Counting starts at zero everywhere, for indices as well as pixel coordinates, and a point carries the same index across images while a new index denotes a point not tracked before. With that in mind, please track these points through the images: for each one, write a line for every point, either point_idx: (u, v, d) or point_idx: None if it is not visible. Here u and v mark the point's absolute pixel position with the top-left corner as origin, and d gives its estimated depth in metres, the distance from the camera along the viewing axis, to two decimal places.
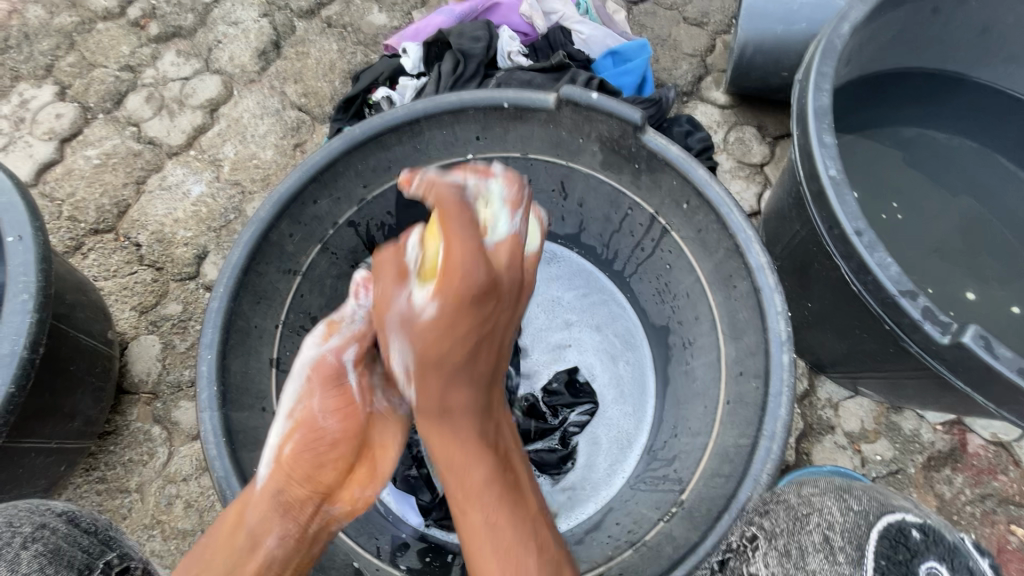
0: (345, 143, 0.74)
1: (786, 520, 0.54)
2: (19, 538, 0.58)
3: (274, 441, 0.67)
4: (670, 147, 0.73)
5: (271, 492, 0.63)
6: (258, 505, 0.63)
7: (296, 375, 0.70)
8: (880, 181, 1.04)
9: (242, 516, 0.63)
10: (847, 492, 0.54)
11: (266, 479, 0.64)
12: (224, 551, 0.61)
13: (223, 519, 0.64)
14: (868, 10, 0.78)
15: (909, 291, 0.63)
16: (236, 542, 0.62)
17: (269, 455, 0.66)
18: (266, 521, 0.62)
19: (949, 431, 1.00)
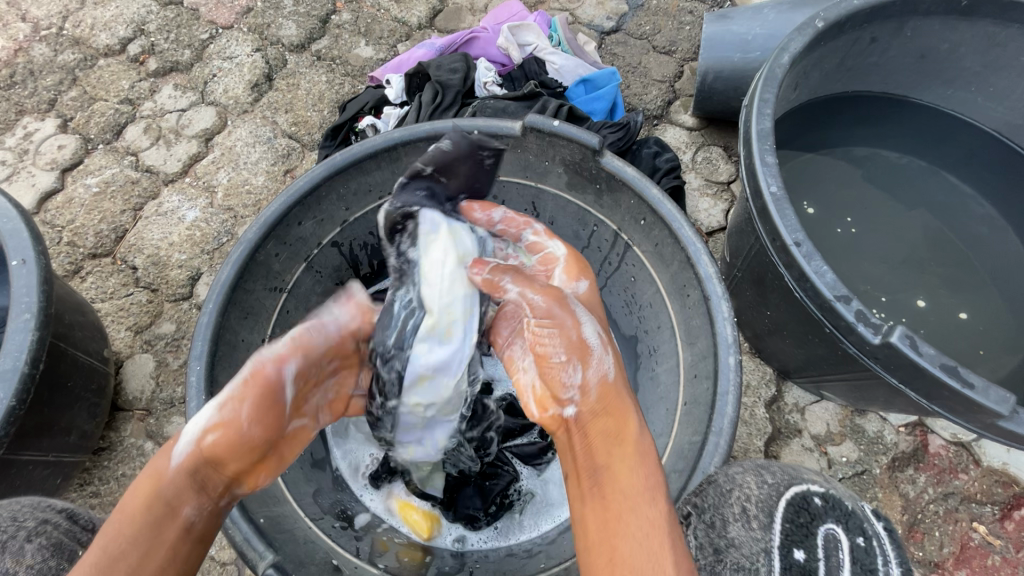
0: (328, 169, 0.81)
1: (714, 495, 0.60)
2: (23, 532, 0.62)
3: (194, 423, 0.57)
4: (626, 170, 0.79)
5: (188, 470, 0.57)
6: (178, 483, 0.56)
7: (239, 368, 0.59)
8: (834, 197, 1.11)
9: (155, 492, 0.56)
10: (765, 468, 0.62)
11: (186, 456, 0.57)
12: (133, 530, 0.54)
13: (137, 487, 0.57)
14: (806, 40, 0.85)
15: (843, 296, 0.68)
16: (145, 520, 0.55)
17: (188, 428, 0.58)
18: (189, 497, 0.57)
19: (911, 433, 1.05)
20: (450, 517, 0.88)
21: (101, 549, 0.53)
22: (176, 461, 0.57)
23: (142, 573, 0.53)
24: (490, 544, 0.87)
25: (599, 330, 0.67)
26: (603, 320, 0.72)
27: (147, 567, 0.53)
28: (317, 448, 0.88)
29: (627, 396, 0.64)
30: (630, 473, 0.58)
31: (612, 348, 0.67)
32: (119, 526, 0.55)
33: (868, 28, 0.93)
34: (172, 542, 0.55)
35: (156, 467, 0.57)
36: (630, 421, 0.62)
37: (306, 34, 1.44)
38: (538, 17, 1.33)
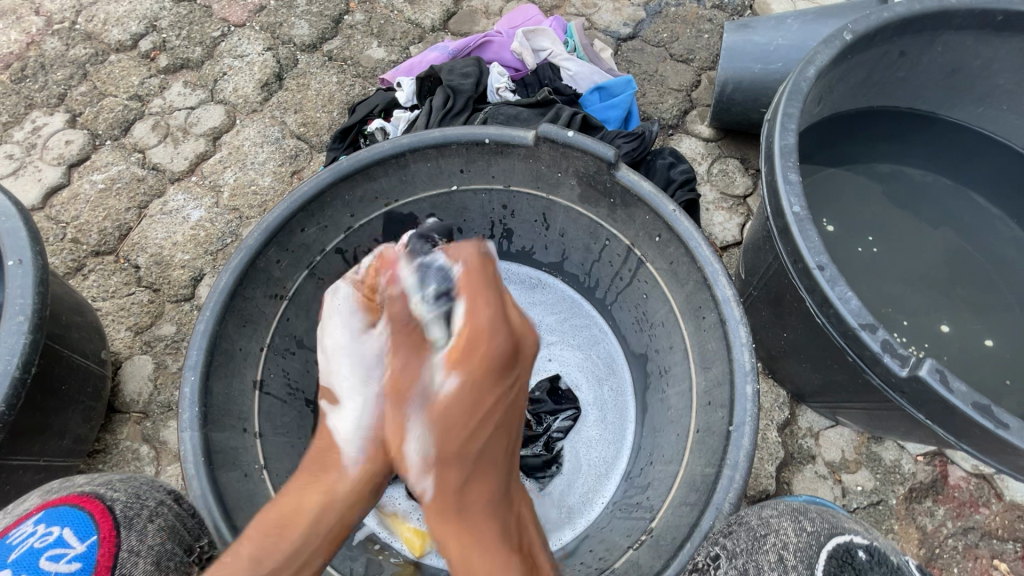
0: (333, 174, 0.78)
1: (748, 540, 0.58)
2: (146, 510, 0.64)
3: (354, 429, 0.67)
4: (642, 184, 0.76)
5: (365, 473, 0.65)
6: (355, 491, 0.64)
7: (376, 346, 0.69)
8: (857, 214, 1.07)
9: (330, 501, 0.63)
10: (803, 515, 0.60)
11: (361, 464, 0.65)
12: (304, 537, 0.61)
13: (300, 493, 0.64)
14: (833, 54, 0.82)
15: (869, 324, 0.65)
16: (324, 526, 0.62)
17: (353, 431, 0.67)
18: (357, 507, 0.64)
19: (930, 463, 1.00)
20: None
21: (259, 556, 0.59)
22: (351, 470, 0.65)
23: (308, 570, 0.61)
24: None
25: (433, 404, 0.64)
26: (465, 391, 0.63)
27: (311, 568, 0.61)
28: None
29: (472, 505, 0.63)
30: None
31: (445, 464, 0.63)
32: (278, 532, 0.61)
33: (898, 41, 0.89)
34: (335, 546, 0.63)
35: (324, 477, 0.65)
36: (479, 539, 0.61)
37: (318, 34, 1.42)
38: (554, 23, 1.30)
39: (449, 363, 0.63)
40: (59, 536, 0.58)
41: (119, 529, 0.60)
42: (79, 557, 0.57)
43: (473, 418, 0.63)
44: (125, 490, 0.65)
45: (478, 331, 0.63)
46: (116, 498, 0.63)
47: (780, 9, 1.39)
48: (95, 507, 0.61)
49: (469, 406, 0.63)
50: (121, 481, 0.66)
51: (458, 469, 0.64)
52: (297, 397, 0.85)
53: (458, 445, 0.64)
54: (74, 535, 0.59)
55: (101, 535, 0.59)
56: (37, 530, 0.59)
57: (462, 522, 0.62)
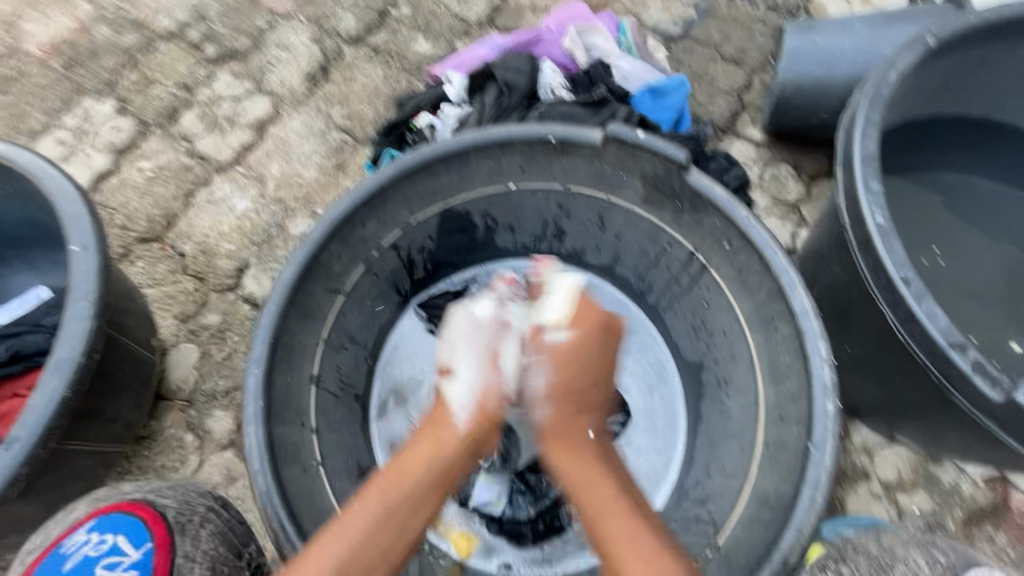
0: (397, 170, 0.77)
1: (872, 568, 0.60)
2: (198, 516, 0.65)
3: (466, 390, 0.68)
4: (714, 188, 0.74)
5: (471, 434, 0.67)
6: (459, 449, 0.66)
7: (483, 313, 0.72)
8: (922, 225, 1.02)
9: (440, 443, 0.65)
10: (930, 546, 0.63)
11: (467, 420, 0.67)
12: (418, 483, 0.62)
13: (416, 446, 0.65)
14: (915, 59, 0.78)
15: (958, 344, 0.63)
16: (430, 480, 0.63)
17: (463, 403, 0.68)
18: (459, 466, 0.66)
19: (991, 487, 0.96)
20: (495, 531, 0.86)
21: (382, 496, 0.61)
22: (461, 429, 0.67)
23: (410, 526, 0.61)
24: (538, 570, 0.83)
25: (539, 389, 0.68)
26: (568, 364, 0.69)
27: (417, 519, 0.62)
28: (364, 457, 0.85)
29: (575, 438, 0.66)
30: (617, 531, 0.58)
31: (559, 410, 0.67)
32: (398, 479, 0.62)
33: (980, 47, 0.86)
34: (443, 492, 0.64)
35: (435, 433, 0.67)
36: (592, 474, 0.63)
37: (364, 27, 1.41)
38: (606, 20, 1.27)
39: (557, 352, 0.69)
40: (113, 545, 0.58)
41: (173, 535, 0.60)
42: (134, 565, 0.56)
43: (577, 359, 0.69)
44: (174, 497, 0.66)
45: (580, 330, 0.70)
46: (168, 504, 0.64)
47: (837, 12, 1.35)
48: (148, 513, 0.61)
49: (574, 352, 0.69)
50: (168, 488, 0.68)
51: (556, 410, 0.67)
52: (348, 393, 0.85)
53: (563, 390, 0.68)
54: (129, 542, 0.58)
55: (155, 541, 0.59)
56: (91, 538, 0.58)
57: (577, 468, 0.64)
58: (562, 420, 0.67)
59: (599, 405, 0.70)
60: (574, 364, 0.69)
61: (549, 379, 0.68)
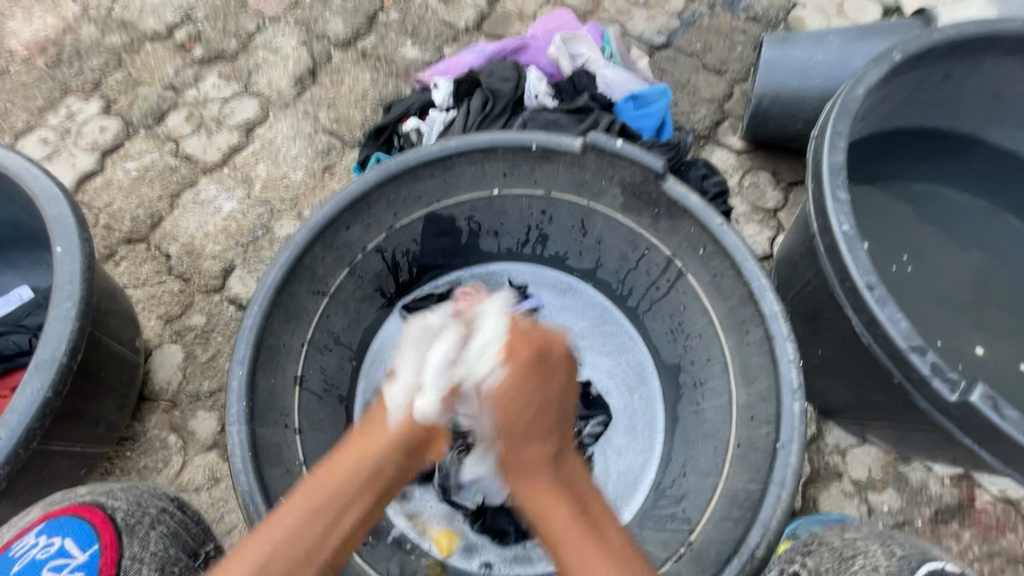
0: (381, 175, 0.78)
1: (831, 559, 0.67)
2: (148, 517, 0.66)
3: (403, 396, 0.65)
4: (689, 196, 0.76)
5: (404, 431, 0.62)
6: (389, 448, 0.60)
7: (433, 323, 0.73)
8: (892, 232, 1.06)
9: (369, 447, 0.60)
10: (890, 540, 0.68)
11: (400, 424, 0.63)
12: (345, 479, 0.57)
13: (342, 453, 0.60)
14: (882, 74, 0.82)
15: (918, 347, 0.66)
16: (358, 480, 0.57)
17: (400, 397, 0.65)
18: (388, 466, 0.60)
19: (957, 485, 1.00)
20: (478, 529, 0.87)
21: (307, 499, 0.55)
22: (391, 428, 0.62)
23: (341, 525, 0.55)
24: (518, 569, 0.85)
25: (481, 397, 0.65)
26: (501, 365, 0.65)
27: (347, 517, 0.55)
28: None
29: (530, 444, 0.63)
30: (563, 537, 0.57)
31: (504, 417, 0.63)
32: (320, 480, 0.57)
33: (945, 63, 0.89)
34: (373, 503, 0.58)
35: (368, 437, 0.62)
36: (533, 479, 0.61)
37: (352, 31, 1.42)
38: (591, 29, 1.30)
39: (490, 374, 0.66)
40: (60, 547, 0.59)
41: (121, 536, 0.62)
42: (82, 567, 0.58)
43: (525, 370, 0.65)
44: (126, 498, 0.67)
45: (511, 347, 0.67)
46: (117, 506, 0.65)
47: (814, 24, 1.39)
48: (96, 515, 0.63)
49: (524, 357, 0.66)
50: (122, 490, 0.68)
51: (498, 408, 0.64)
52: (332, 394, 0.86)
53: (503, 402, 0.64)
54: (76, 545, 0.59)
55: (103, 542, 0.60)
56: (39, 541, 0.59)
57: (528, 476, 0.61)
58: (504, 403, 0.64)
59: (554, 423, 0.65)
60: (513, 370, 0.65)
61: (489, 372, 0.65)
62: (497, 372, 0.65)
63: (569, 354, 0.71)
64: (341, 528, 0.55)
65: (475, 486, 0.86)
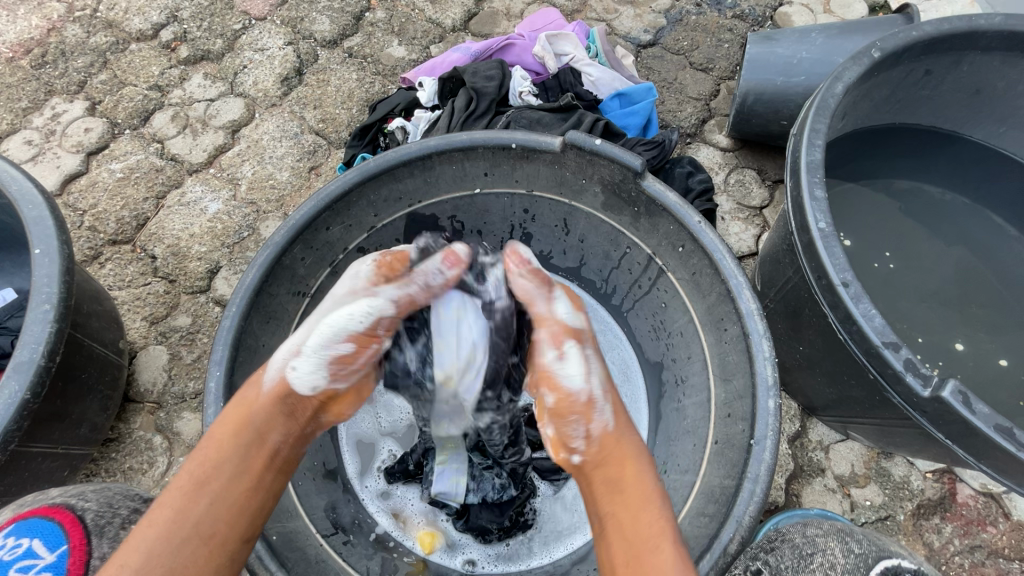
0: (360, 174, 0.78)
1: (792, 557, 0.68)
2: (118, 518, 0.66)
3: (287, 356, 0.64)
4: (668, 195, 0.76)
5: (278, 397, 0.63)
6: (268, 411, 0.63)
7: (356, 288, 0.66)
8: (874, 229, 1.07)
9: (245, 417, 0.62)
10: (850, 537, 0.70)
11: (275, 386, 0.63)
12: (224, 450, 0.61)
13: (222, 420, 0.63)
14: (861, 71, 0.82)
15: (892, 343, 0.67)
16: (240, 446, 0.61)
17: (285, 356, 0.65)
18: (265, 433, 0.63)
19: (939, 480, 1.00)
20: (461, 528, 0.86)
21: (195, 469, 0.60)
22: (265, 391, 0.63)
23: (229, 493, 0.59)
24: (501, 566, 0.85)
25: (597, 377, 0.66)
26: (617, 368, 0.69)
27: (232, 492, 0.59)
28: (330, 458, 0.87)
29: (629, 432, 0.66)
30: (638, 523, 0.59)
31: (611, 393, 0.67)
32: (203, 451, 0.61)
33: (924, 60, 0.90)
34: (263, 464, 0.62)
35: (248, 395, 0.64)
36: (635, 462, 0.63)
37: (339, 30, 1.42)
38: (577, 28, 1.30)
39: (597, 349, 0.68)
40: (27, 548, 0.58)
41: (90, 537, 0.62)
42: (49, 567, 0.57)
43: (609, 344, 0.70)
44: (97, 500, 0.67)
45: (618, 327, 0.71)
46: (87, 508, 0.65)
47: (801, 22, 1.39)
48: (66, 518, 0.62)
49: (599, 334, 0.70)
50: (93, 492, 0.69)
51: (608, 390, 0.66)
52: None
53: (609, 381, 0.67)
54: (44, 545, 0.59)
55: (71, 544, 0.60)
56: (6, 543, 0.58)
57: (620, 456, 0.64)
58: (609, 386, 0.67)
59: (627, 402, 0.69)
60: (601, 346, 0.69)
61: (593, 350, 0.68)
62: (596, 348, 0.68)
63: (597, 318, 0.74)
64: (231, 491, 0.59)
65: (455, 488, 0.84)
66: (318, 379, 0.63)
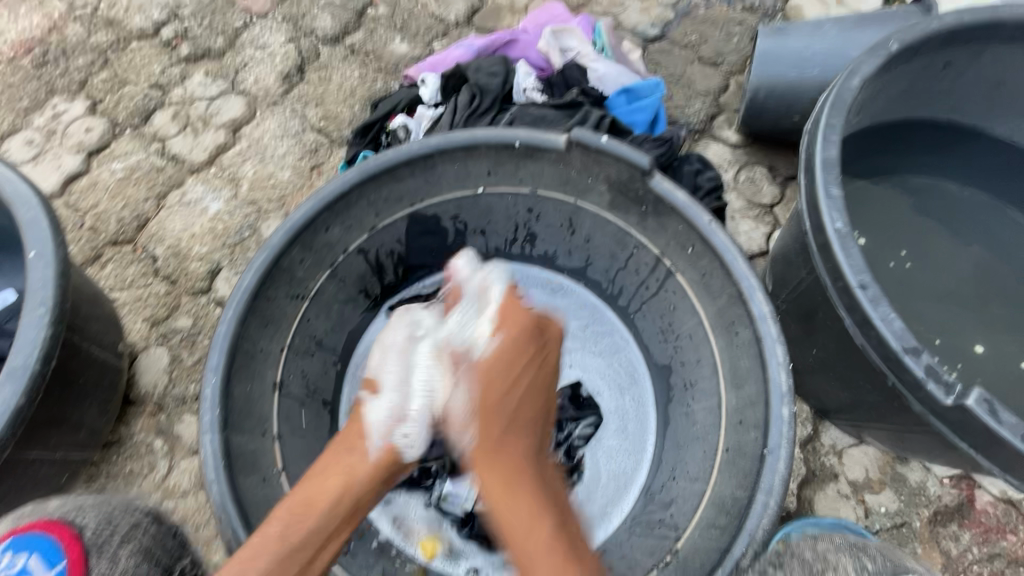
0: (360, 175, 0.77)
1: None
2: (117, 535, 0.64)
3: (384, 417, 0.71)
4: (677, 193, 0.74)
5: (385, 464, 0.70)
6: (372, 480, 0.69)
7: (423, 331, 0.76)
8: (890, 228, 1.03)
9: (352, 482, 0.67)
10: (863, 554, 0.66)
11: (382, 457, 0.70)
12: (329, 513, 0.65)
13: (323, 480, 0.67)
14: (878, 64, 0.79)
15: (912, 348, 0.64)
16: (342, 514, 0.66)
17: (382, 424, 0.71)
18: (368, 495, 0.68)
19: (956, 486, 0.97)
20: (466, 535, 0.86)
21: (291, 535, 0.63)
22: (370, 456, 0.69)
23: (326, 550, 0.65)
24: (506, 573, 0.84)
25: (465, 401, 0.71)
26: (489, 387, 0.72)
27: (329, 550, 0.65)
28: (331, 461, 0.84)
29: (508, 451, 0.70)
30: (530, 550, 0.64)
31: (483, 417, 0.71)
32: (304, 516, 0.64)
33: (943, 52, 0.86)
34: (352, 523, 0.68)
35: (346, 462, 0.69)
36: (506, 487, 0.68)
37: (340, 27, 1.40)
38: (582, 22, 1.27)
39: (474, 368, 0.72)
40: (25, 567, 0.59)
41: (88, 558, 0.61)
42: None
43: (506, 364, 0.72)
44: (96, 515, 0.65)
45: (507, 339, 0.73)
46: (86, 523, 0.63)
47: (812, 13, 1.36)
48: (64, 533, 0.61)
49: (500, 351, 0.73)
50: (92, 505, 0.66)
51: (481, 419, 0.71)
52: (314, 398, 0.85)
53: (483, 407, 0.71)
54: (41, 564, 0.59)
55: (69, 561, 0.60)
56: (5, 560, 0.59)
57: (507, 483, 0.68)
58: (483, 409, 0.71)
59: (531, 409, 0.73)
60: (493, 364, 0.73)
61: (469, 375, 0.72)
62: (482, 373, 0.72)
63: (545, 334, 0.76)
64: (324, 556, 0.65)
65: (463, 491, 0.87)
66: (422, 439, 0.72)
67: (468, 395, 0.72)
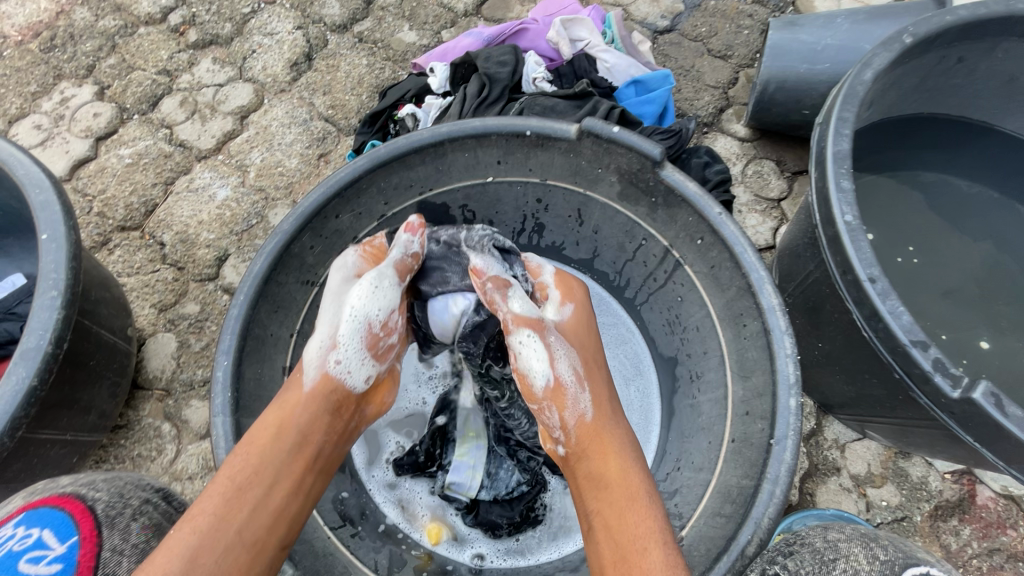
0: (371, 161, 0.76)
1: (812, 563, 0.65)
2: (129, 510, 0.64)
3: (317, 352, 0.64)
4: (687, 184, 0.74)
5: (321, 394, 0.63)
6: (311, 412, 0.62)
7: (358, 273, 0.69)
8: (898, 224, 1.03)
9: (289, 420, 0.61)
10: (875, 543, 0.68)
11: (318, 384, 0.63)
12: (267, 454, 0.59)
13: (264, 420, 0.61)
14: (892, 57, 0.78)
15: (920, 342, 0.64)
16: (282, 448, 0.59)
17: (316, 356, 0.64)
18: (311, 427, 0.61)
19: (958, 481, 0.98)
20: (471, 522, 0.86)
21: (234, 475, 0.58)
22: (307, 388, 0.63)
23: (273, 497, 0.58)
24: (510, 562, 0.84)
25: (570, 367, 0.66)
26: (589, 353, 0.68)
27: (275, 494, 0.58)
28: None
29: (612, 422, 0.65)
30: (628, 518, 0.58)
31: (590, 379, 0.66)
32: (245, 453, 0.59)
33: (956, 47, 0.86)
34: (301, 461, 0.60)
35: (286, 397, 0.63)
36: (617, 454, 0.62)
37: (349, 14, 1.39)
38: (592, 13, 1.26)
39: (565, 335, 0.68)
40: (37, 538, 0.57)
41: (100, 529, 0.60)
42: (60, 558, 0.56)
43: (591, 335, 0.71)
44: (108, 489, 0.66)
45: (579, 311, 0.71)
46: (98, 498, 0.64)
47: (824, 7, 1.35)
48: (77, 508, 0.61)
49: (580, 323, 0.70)
50: (104, 481, 0.67)
51: (589, 385, 0.66)
52: None
53: (588, 373, 0.66)
54: (54, 537, 0.58)
55: (81, 535, 0.59)
56: (16, 533, 0.57)
57: (609, 451, 0.63)
58: (588, 374, 0.66)
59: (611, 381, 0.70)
60: (582, 334, 0.70)
61: (569, 341, 0.68)
62: (576, 340, 0.68)
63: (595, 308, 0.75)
64: (272, 497, 0.58)
65: (466, 480, 0.85)
66: (363, 367, 0.65)
67: (570, 361, 0.66)
